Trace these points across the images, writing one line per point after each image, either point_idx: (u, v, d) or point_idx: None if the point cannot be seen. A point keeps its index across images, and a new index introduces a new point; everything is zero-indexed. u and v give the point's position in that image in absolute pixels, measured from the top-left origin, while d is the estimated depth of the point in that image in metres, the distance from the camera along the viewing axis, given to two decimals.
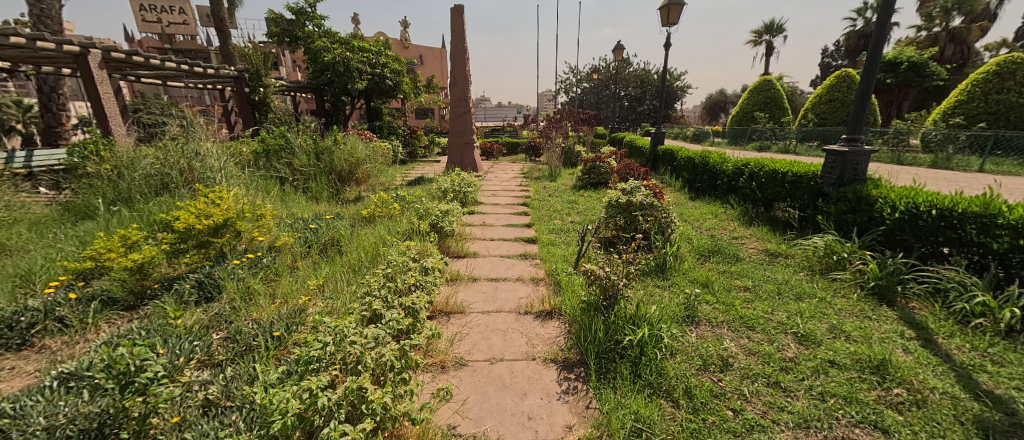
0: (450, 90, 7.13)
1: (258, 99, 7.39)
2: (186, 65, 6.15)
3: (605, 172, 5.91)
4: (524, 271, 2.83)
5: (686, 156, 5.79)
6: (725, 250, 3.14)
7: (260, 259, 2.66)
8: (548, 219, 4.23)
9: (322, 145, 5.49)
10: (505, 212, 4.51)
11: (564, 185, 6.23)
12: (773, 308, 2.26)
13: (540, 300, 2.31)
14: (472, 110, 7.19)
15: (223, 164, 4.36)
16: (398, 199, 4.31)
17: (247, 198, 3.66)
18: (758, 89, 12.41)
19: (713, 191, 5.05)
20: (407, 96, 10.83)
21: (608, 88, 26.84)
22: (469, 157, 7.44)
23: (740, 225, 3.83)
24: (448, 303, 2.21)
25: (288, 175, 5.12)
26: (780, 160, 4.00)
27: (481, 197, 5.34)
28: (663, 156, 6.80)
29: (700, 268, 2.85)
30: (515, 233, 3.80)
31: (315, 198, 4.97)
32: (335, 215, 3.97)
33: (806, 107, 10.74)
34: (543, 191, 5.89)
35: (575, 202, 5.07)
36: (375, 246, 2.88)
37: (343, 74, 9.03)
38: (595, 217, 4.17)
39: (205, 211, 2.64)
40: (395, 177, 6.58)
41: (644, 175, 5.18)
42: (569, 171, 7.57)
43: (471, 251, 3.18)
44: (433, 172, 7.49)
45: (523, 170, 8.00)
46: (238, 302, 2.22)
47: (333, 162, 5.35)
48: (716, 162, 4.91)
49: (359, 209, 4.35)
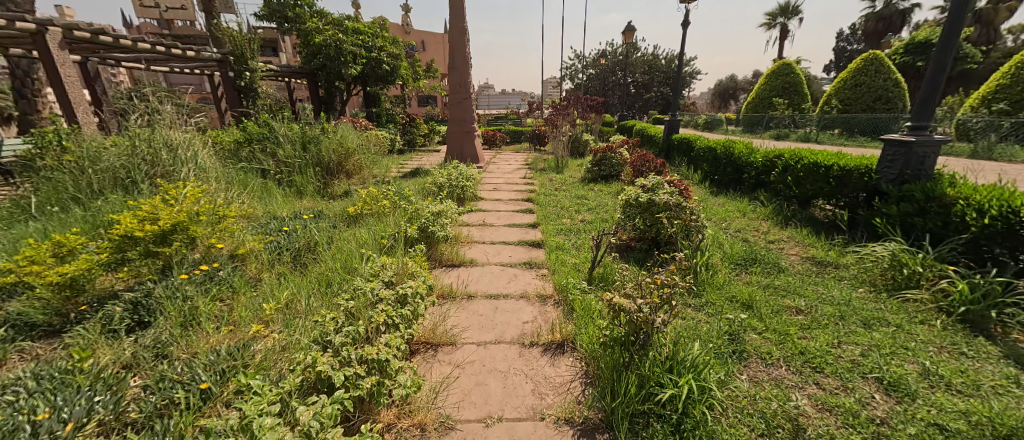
0: (449, 74, 6.61)
1: (245, 84, 6.89)
2: (164, 46, 5.68)
3: (617, 163, 5.44)
4: (529, 285, 2.38)
5: (706, 146, 5.30)
6: (764, 258, 2.68)
7: (217, 272, 2.24)
8: (555, 218, 3.79)
9: (309, 135, 5.04)
10: (507, 210, 4.08)
11: (572, 178, 5.76)
12: (839, 340, 1.82)
13: (549, 327, 1.88)
14: (472, 97, 6.71)
15: (195, 156, 3.93)
16: (389, 196, 3.87)
17: (215, 195, 3.23)
18: (776, 74, 11.75)
19: (737, 186, 4.57)
20: (406, 82, 10.31)
21: (615, 74, 26.03)
22: (470, 146, 6.96)
23: (774, 226, 3.37)
24: (435, 332, 1.79)
25: (271, 167, 4.69)
26: (821, 152, 3.50)
27: (481, 191, 4.89)
28: (679, 146, 6.29)
29: (738, 281, 2.41)
30: (518, 235, 3.35)
31: (300, 194, 4.54)
32: (316, 214, 3.54)
33: (828, 93, 10.12)
34: (549, 184, 5.43)
35: (585, 198, 4.59)
36: (354, 256, 2.45)
37: (337, 57, 8.53)
38: (609, 216, 3.73)
39: (150, 215, 2.22)
40: (390, 168, 6.15)
41: (660, 167, 4.71)
42: (577, 162, 7.08)
43: (468, 258, 2.75)
44: (431, 163, 7.05)
45: (528, 161, 7.52)
46: (179, 331, 1.81)
47: (321, 153, 4.91)
48: (742, 153, 4.42)
49: (344, 207, 3.92)
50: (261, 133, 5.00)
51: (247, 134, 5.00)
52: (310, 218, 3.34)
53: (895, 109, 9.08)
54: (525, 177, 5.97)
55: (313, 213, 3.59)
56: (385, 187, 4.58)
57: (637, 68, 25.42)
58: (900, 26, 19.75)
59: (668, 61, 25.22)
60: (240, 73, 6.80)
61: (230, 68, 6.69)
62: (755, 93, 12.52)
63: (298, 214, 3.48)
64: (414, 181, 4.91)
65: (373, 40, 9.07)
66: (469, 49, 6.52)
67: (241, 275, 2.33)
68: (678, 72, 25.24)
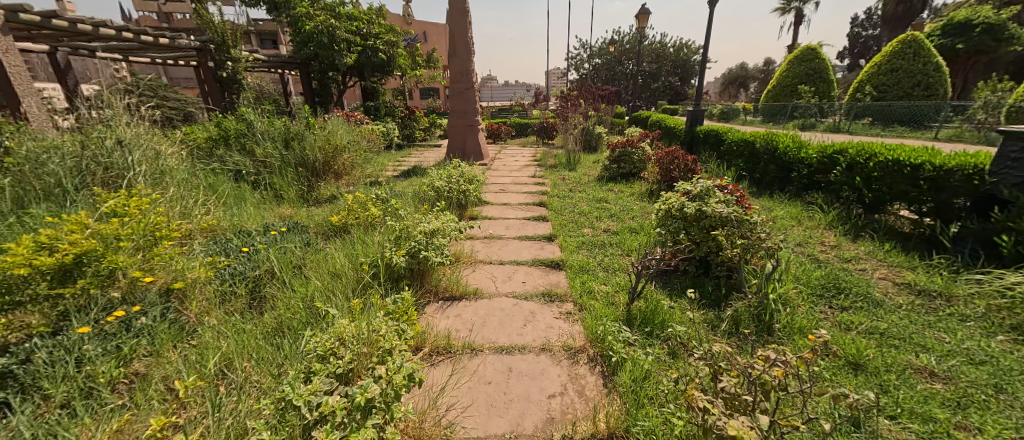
0: (448, 62, 6.00)
1: (228, 75, 6.29)
2: (130, 33, 5.09)
3: (638, 160, 4.84)
4: (551, 329, 1.82)
5: (740, 140, 4.67)
6: (850, 287, 2.11)
7: (139, 319, 1.68)
8: (574, 228, 3.23)
9: (293, 132, 4.47)
10: (516, 217, 3.52)
11: (587, 176, 5.16)
12: (1018, 434, 1.27)
13: (589, 411, 1.33)
14: (475, 87, 6.10)
15: (154, 160, 3.38)
16: (379, 203, 3.31)
17: (163, 209, 2.66)
18: (800, 60, 10.99)
19: (782, 186, 3.96)
20: (404, 72, 9.70)
21: (622, 64, 25.22)
22: (473, 141, 6.35)
23: (845, 239, 2.78)
24: (429, 427, 1.26)
25: (249, 168, 4.13)
26: (900, 147, 2.89)
27: (486, 193, 4.32)
28: (707, 139, 5.65)
29: (827, 324, 1.83)
30: (529, 250, 2.78)
31: (280, 199, 3.96)
32: (291, 226, 2.98)
33: (859, 79, 9.38)
34: (562, 184, 4.85)
35: (604, 202, 4.00)
36: (327, 293, 1.89)
37: (329, 46, 7.91)
38: (638, 226, 3.16)
39: (46, 243, 1.65)
40: (384, 167, 5.59)
41: (691, 165, 4.10)
42: (590, 158, 6.47)
43: (471, 287, 2.19)
44: (431, 160, 6.48)
45: (536, 157, 6.92)
46: (57, 424, 1.25)
47: (305, 151, 4.35)
48: (789, 149, 3.81)
49: (329, 215, 3.37)
50: (239, 129, 4.43)
51: (222, 130, 4.43)
52: (282, 233, 2.77)
53: (936, 96, 8.38)
54: (535, 175, 5.37)
55: (289, 224, 3.02)
56: (378, 190, 4.02)
57: (646, 56, 24.57)
58: (923, 9, 18.76)
59: (677, 48, 24.36)
60: (221, 63, 6.18)
61: (211, 57, 6.08)
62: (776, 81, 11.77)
63: (271, 226, 2.92)
64: (411, 183, 4.36)
65: (368, 27, 8.45)
66: (471, 33, 5.89)
67: (174, 322, 1.77)
68: (688, 61, 24.40)
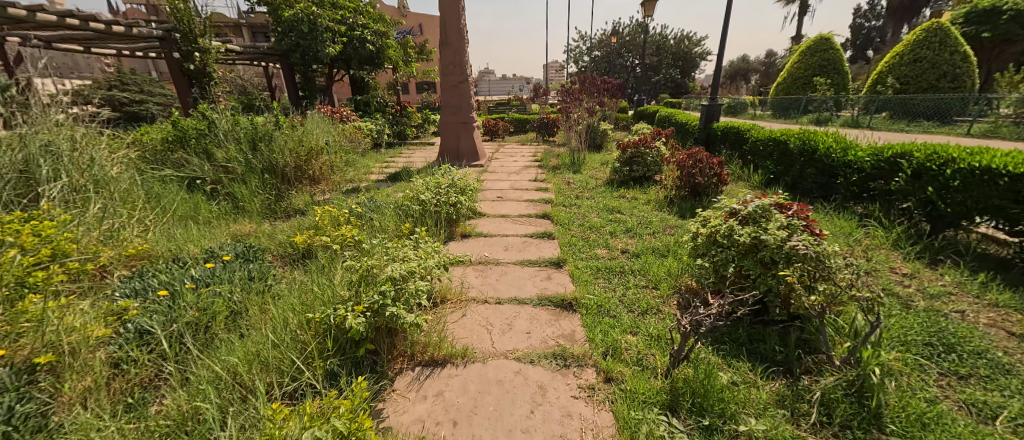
0: (439, 53, 5.43)
1: (195, 67, 5.68)
2: (75, 19, 4.48)
3: (652, 161, 4.32)
4: (569, 419, 1.30)
5: (768, 139, 4.14)
6: (962, 342, 1.60)
7: None
8: (586, 248, 2.72)
9: (260, 133, 3.93)
10: (516, 232, 3.01)
11: (594, 180, 4.62)
12: None
13: None
14: (469, 80, 5.52)
15: (83, 169, 2.83)
16: (352, 219, 2.78)
17: (71, 238, 2.11)
18: (813, 50, 10.45)
19: (822, 193, 3.43)
20: (396, 64, 9.13)
21: (622, 57, 24.61)
22: (468, 140, 5.78)
23: (922, 265, 2.27)
24: None
25: (205, 175, 3.57)
26: (989, 153, 2.37)
27: (481, 201, 3.80)
28: (726, 138, 5.12)
29: (953, 408, 1.33)
30: (531, 281, 2.26)
31: (242, 210, 3.40)
32: (241, 250, 2.44)
33: (879, 71, 8.83)
34: (568, 189, 4.31)
35: (617, 213, 3.48)
36: (259, 368, 1.37)
37: (312, 36, 7.31)
38: (662, 247, 2.66)
39: None
40: (368, 170, 5.04)
41: (717, 169, 3.57)
42: (596, 158, 5.93)
43: (461, 343, 1.67)
44: (423, 161, 5.94)
45: (537, 156, 6.37)
46: None
47: (273, 154, 3.78)
48: (832, 151, 3.28)
49: (294, 233, 2.83)
50: (197, 130, 3.88)
51: (178, 130, 3.87)
52: (227, 262, 2.24)
53: (963, 88, 7.86)
54: (536, 178, 4.83)
55: (240, 247, 2.49)
56: (357, 201, 3.49)
57: (646, 48, 24.01)
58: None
59: (678, 40, 23.77)
60: (188, 54, 5.58)
61: (174, 47, 5.48)
62: (786, 72, 11.23)
63: (216, 251, 2.39)
64: (396, 189, 3.82)
65: (355, 16, 7.86)
66: (465, 20, 5.31)
67: (31, 422, 1.24)
68: (689, 53, 23.86)
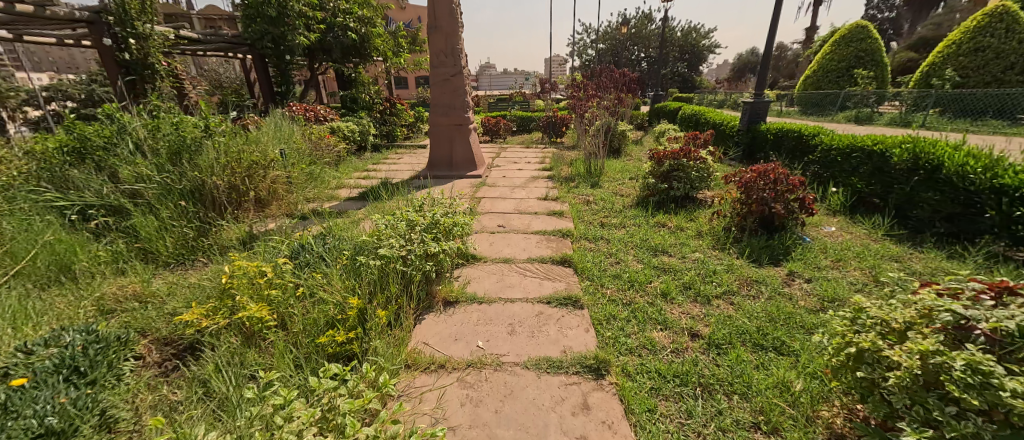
0: (428, 37, 4.44)
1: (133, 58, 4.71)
2: None
3: (695, 176, 3.37)
4: None
5: (852, 147, 3.18)
6: None
7: None
8: (634, 328, 1.78)
9: (186, 143, 2.97)
10: (525, 293, 2.07)
11: (620, 200, 3.65)
12: None
13: None
14: (464, 72, 4.55)
15: None
16: (279, 282, 1.82)
17: None
18: (848, 39, 9.43)
19: (950, 227, 2.47)
20: (384, 56, 8.17)
21: (629, 50, 23.57)
22: (463, 147, 4.79)
23: None
24: None
25: (99, 200, 2.61)
26: None
27: (477, 233, 2.87)
28: (782, 144, 4.14)
29: None
30: (556, 417, 1.31)
31: (145, 252, 2.47)
32: (75, 347, 1.47)
33: (930, 62, 7.82)
34: (587, 213, 3.35)
35: (662, 256, 2.53)
36: None
37: (282, 22, 6.35)
38: (755, 329, 1.72)
39: None
40: (336, 186, 4.08)
41: (796, 192, 2.61)
42: (615, 166, 4.96)
43: None
44: (410, 172, 4.96)
45: (545, 164, 5.41)
46: None
47: (198, 170, 2.82)
48: (971, 171, 2.34)
49: (194, 300, 1.88)
50: (100, 137, 2.93)
51: (75, 137, 2.91)
52: (31, 384, 1.29)
53: None
54: (545, 194, 3.87)
55: (84, 337, 1.54)
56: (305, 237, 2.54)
57: (653, 41, 22.96)
58: None
59: (686, 33, 22.75)
60: (122, 42, 4.61)
61: (107, 31, 4.52)
62: (816, 65, 10.24)
63: (34, 351, 1.44)
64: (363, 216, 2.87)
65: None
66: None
67: None
68: (698, 46, 22.83)
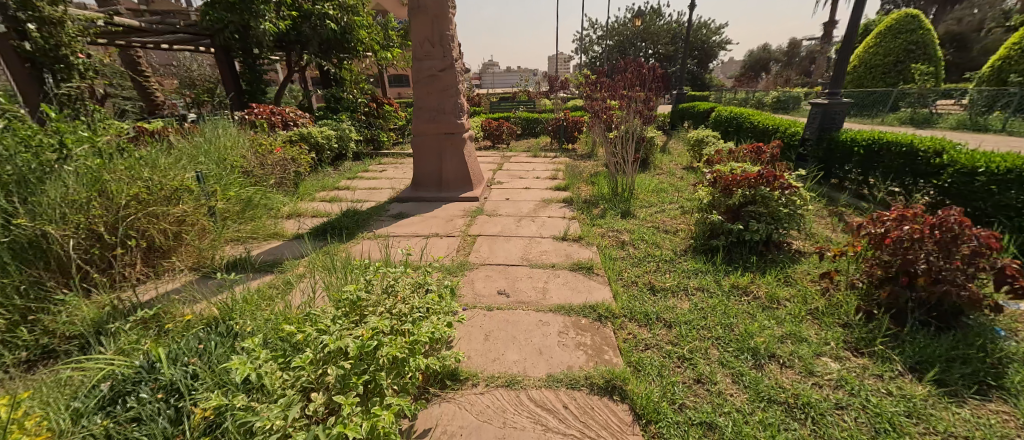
0: (409, 19, 3.41)
1: (38, 49, 3.71)
2: None
3: (781, 212, 2.35)
4: None
5: None
6: None
7: None
8: None
9: (28, 172, 1.95)
10: None
11: (669, 244, 2.63)
12: None
13: None
14: (453, 64, 3.55)
15: None
16: None
17: None
18: (896, 30, 8.36)
19: None
20: (371, 51, 7.18)
21: (637, 47, 22.39)
22: (455, 162, 3.78)
23: None
24: None
25: None
26: None
27: (471, 309, 1.88)
28: (881, 160, 3.11)
29: None
30: None
31: None
32: None
33: (1007, 53, 6.70)
34: (625, 266, 2.34)
35: (773, 368, 1.50)
36: None
37: (246, 8, 5.36)
38: None
39: None
40: (284, 217, 3.10)
41: (996, 259, 1.57)
42: (647, 185, 3.94)
43: None
44: (389, 192, 3.95)
45: (558, 179, 4.40)
46: None
47: (36, 216, 1.83)
48: None
49: None
50: None
51: None
52: None
53: None
54: (563, 230, 2.86)
55: None
56: (178, 337, 1.52)
57: (661, 37, 21.79)
58: None
59: (697, 29, 21.63)
60: (22, 28, 3.61)
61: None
62: (857, 60, 9.13)
63: None
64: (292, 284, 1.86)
65: None
66: None
67: None
68: (709, 43, 21.72)
